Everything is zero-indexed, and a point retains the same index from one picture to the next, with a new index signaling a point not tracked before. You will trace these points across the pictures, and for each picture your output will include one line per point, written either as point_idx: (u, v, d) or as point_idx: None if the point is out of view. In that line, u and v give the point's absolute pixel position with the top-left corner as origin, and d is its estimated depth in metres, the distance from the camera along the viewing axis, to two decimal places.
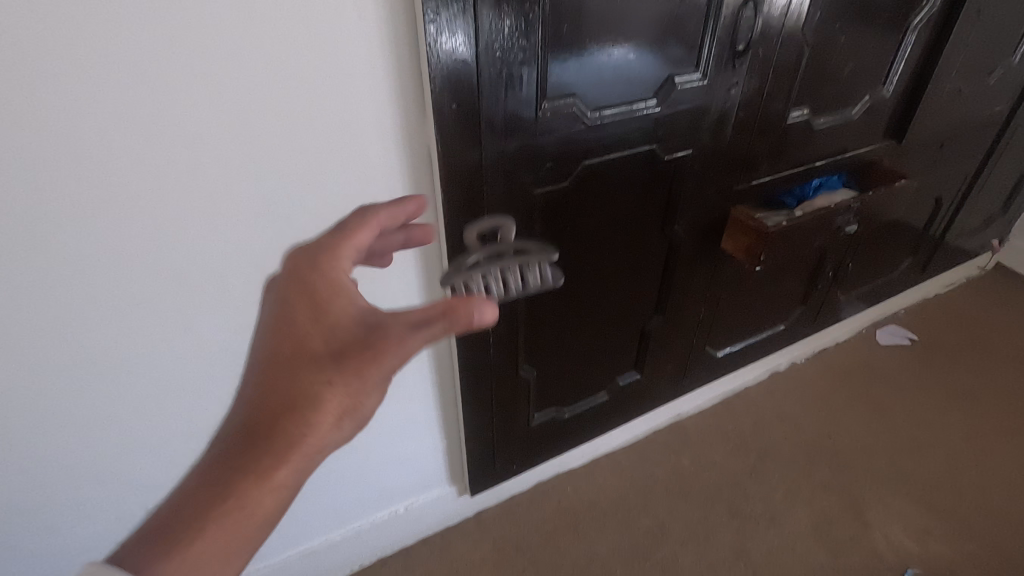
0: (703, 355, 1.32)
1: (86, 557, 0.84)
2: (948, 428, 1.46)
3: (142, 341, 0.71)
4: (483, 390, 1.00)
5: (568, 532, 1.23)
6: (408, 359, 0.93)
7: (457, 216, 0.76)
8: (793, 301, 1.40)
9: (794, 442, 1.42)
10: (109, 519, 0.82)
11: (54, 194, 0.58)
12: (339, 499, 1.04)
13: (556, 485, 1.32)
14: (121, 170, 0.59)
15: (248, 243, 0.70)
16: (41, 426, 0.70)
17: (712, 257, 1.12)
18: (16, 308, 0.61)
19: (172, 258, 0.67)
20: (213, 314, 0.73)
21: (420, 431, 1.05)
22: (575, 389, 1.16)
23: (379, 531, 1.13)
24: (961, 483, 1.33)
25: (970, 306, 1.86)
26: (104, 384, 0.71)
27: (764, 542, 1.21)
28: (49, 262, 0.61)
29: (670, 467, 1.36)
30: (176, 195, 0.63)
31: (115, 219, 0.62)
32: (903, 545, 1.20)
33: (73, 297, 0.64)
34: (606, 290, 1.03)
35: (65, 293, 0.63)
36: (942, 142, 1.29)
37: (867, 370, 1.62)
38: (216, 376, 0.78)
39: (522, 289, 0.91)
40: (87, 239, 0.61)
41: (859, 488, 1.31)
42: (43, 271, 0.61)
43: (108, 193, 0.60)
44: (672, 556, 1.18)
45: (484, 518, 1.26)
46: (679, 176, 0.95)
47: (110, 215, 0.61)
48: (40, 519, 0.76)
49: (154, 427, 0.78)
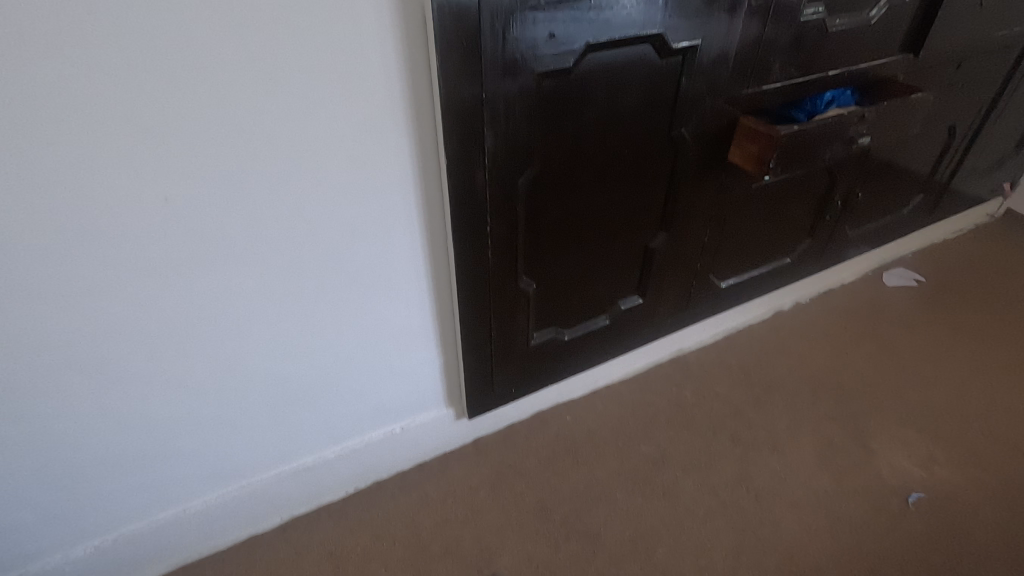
0: (708, 283, 1.29)
1: (74, 446, 0.83)
2: (953, 364, 1.43)
3: (124, 210, 0.68)
4: (481, 298, 0.98)
5: (567, 457, 1.22)
6: (403, 258, 0.92)
7: (455, 95, 0.75)
8: (801, 231, 1.36)
9: (797, 375, 1.40)
10: (101, 405, 0.81)
11: (33, 35, 0.55)
12: (334, 410, 1.03)
13: (555, 414, 1.31)
14: (103, 14, 0.57)
15: (237, 111, 0.68)
16: (33, 297, 0.69)
17: (718, 171, 1.09)
18: None
19: (156, 121, 0.65)
20: (199, 187, 0.71)
21: (415, 341, 1.04)
22: (577, 309, 1.13)
23: (375, 449, 1.13)
24: (966, 413, 1.31)
25: (981, 250, 1.82)
26: (94, 258, 0.70)
27: (765, 467, 1.20)
28: (33, 114, 0.59)
29: (671, 397, 1.35)
30: (161, 49, 0.61)
31: (99, 71, 0.60)
32: (907, 472, 1.19)
33: (60, 156, 0.62)
34: (608, 197, 1.00)
35: (51, 150, 0.62)
36: (959, 61, 1.24)
37: (873, 309, 1.59)
38: (203, 260, 0.76)
39: (521, 186, 0.89)
40: (72, 91, 0.59)
41: (862, 419, 1.30)
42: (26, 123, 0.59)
43: (90, 40, 0.58)
44: (673, 480, 1.17)
45: (483, 444, 1.25)
46: (686, 72, 0.90)
47: (94, 66, 0.59)
48: (25, 398, 0.75)
49: (139, 310, 0.76)
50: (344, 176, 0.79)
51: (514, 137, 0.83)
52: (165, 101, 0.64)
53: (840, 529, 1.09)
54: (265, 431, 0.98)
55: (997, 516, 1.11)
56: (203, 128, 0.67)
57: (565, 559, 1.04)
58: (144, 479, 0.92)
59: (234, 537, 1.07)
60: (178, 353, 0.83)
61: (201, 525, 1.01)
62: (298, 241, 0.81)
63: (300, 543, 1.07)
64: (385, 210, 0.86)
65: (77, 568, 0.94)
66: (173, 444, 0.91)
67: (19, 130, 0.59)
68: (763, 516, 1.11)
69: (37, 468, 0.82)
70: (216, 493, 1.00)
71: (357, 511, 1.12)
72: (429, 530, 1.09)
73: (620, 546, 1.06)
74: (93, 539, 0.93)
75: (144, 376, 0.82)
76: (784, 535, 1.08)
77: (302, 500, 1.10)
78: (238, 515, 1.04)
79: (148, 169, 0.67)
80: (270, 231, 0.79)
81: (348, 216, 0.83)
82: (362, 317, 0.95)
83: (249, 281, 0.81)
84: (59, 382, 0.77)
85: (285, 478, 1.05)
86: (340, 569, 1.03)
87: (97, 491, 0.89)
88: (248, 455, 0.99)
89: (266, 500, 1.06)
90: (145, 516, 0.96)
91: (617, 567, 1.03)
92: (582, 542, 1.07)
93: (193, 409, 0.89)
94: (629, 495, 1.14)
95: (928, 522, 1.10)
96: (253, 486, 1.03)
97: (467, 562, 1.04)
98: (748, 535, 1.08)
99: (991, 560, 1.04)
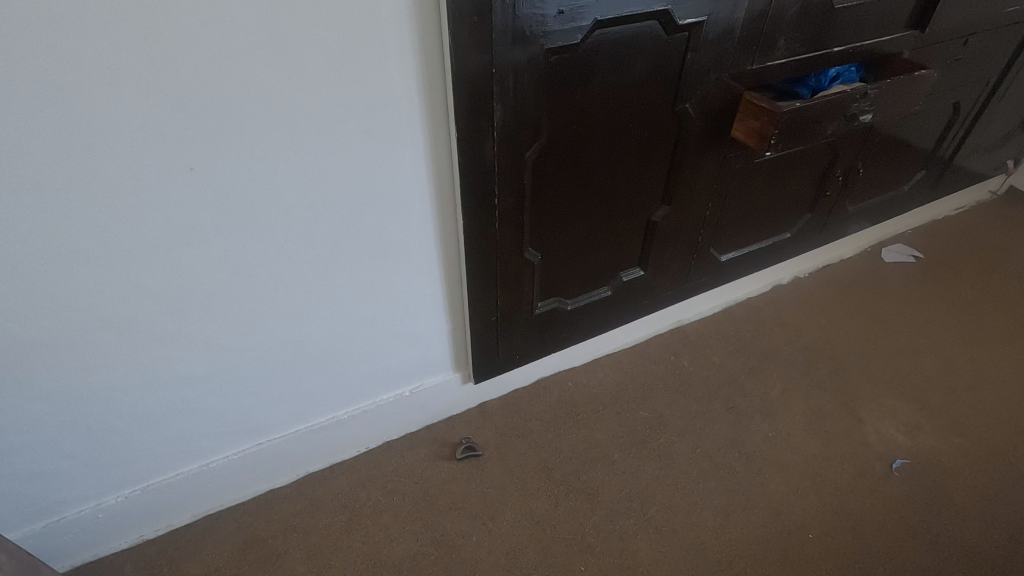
0: (708, 256, 1.32)
1: (104, 400, 0.88)
2: (945, 337, 1.48)
3: (147, 177, 0.72)
4: (488, 266, 1.02)
5: (567, 420, 1.28)
6: (414, 228, 0.96)
7: (466, 69, 0.78)
8: (801, 206, 1.39)
9: (792, 347, 1.45)
10: (129, 363, 0.86)
11: (69, 21, 0.58)
12: (347, 372, 1.09)
13: (558, 380, 1.37)
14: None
15: (259, 86, 0.71)
16: (70, 265, 0.74)
17: (721, 146, 1.11)
18: (32, 137, 0.63)
19: (177, 91, 0.67)
20: (218, 156, 0.74)
21: (424, 308, 1.09)
22: (580, 279, 1.17)
23: (385, 410, 1.18)
24: (953, 384, 1.36)
25: (981, 226, 1.84)
26: (127, 228, 0.74)
27: (757, 433, 1.25)
28: (71, 94, 0.63)
29: (670, 366, 1.40)
30: (186, 31, 0.63)
31: (130, 53, 0.63)
32: (894, 439, 1.24)
33: (94, 133, 0.66)
34: (613, 170, 1.03)
35: (85, 127, 0.65)
36: (966, 37, 1.24)
37: (870, 284, 1.63)
38: (221, 227, 0.80)
39: (528, 158, 0.91)
40: (105, 71, 0.63)
41: (853, 389, 1.35)
42: (64, 102, 0.63)
43: (120, 24, 0.60)
44: (668, 443, 1.23)
45: (487, 408, 1.31)
46: (692, 47, 0.92)
47: (126, 48, 0.62)
48: (57, 354, 0.80)
49: (161, 273, 0.80)
50: (358, 148, 0.82)
51: (521, 111, 0.85)
52: (189, 76, 0.67)
53: (825, 491, 1.15)
54: (280, 391, 1.03)
55: (976, 481, 1.16)
56: (222, 99, 0.70)
57: (564, 514, 1.11)
58: (169, 434, 0.97)
59: (252, 491, 1.13)
60: (204, 318, 0.88)
61: (222, 478, 1.08)
62: (315, 210, 0.85)
63: (314, 496, 1.14)
64: (397, 182, 0.89)
65: (108, 515, 1.00)
66: (195, 401, 0.96)
67: (58, 107, 0.63)
68: (753, 478, 1.17)
69: (72, 420, 0.87)
70: (236, 449, 1.07)
71: (368, 468, 1.19)
72: (437, 485, 1.16)
73: (617, 503, 1.12)
74: (123, 489, 1.00)
75: (167, 336, 0.87)
76: (772, 495, 1.14)
77: (316, 458, 1.17)
78: (257, 468, 1.11)
79: (170, 138, 0.70)
80: (285, 200, 0.82)
81: (360, 187, 0.86)
82: (373, 284, 0.99)
83: (267, 248, 0.85)
84: (89, 341, 0.81)
85: (301, 436, 1.11)
86: (353, 520, 1.10)
87: (126, 443, 0.95)
88: (266, 414, 1.05)
89: (283, 457, 1.12)
90: (171, 468, 1.02)
91: (613, 522, 1.09)
92: (581, 499, 1.13)
93: (214, 369, 0.94)
94: (626, 456, 1.20)
95: (910, 485, 1.16)
96: (270, 443, 1.09)
97: (472, 516, 1.10)
98: (738, 495, 1.14)
99: (967, 520, 1.10)
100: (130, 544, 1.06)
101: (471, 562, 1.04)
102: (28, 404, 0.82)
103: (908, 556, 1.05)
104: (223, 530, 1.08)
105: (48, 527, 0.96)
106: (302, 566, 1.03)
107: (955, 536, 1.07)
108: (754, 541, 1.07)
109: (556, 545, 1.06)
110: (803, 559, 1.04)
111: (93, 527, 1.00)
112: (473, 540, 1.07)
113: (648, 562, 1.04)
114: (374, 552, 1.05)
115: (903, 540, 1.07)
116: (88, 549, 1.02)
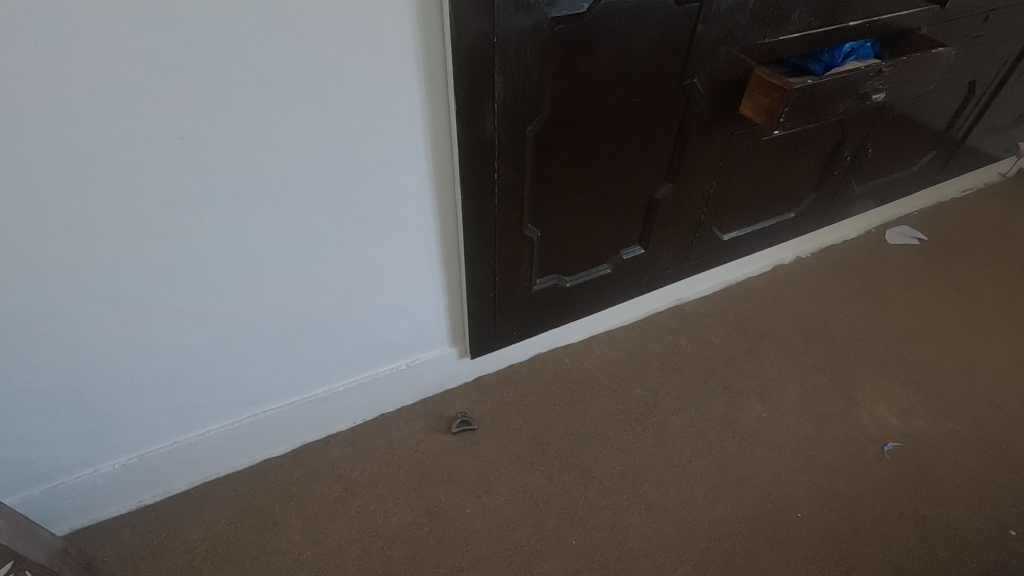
0: (709, 236, 1.30)
1: (100, 370, 0.88)
2: (944, 321, 1.47)
3: (141, 150, 0.70)
4: (486, 242, 1.01)
5: (562, 397, 1.28)
6: (412, 201, 0.94)
7: (466, 37, 0.74)
8: (807, 186, 1.36)
9: (790, 328, 1.44)
10: (124, 335, 0.86)
11: None
12: (341, 345, 1.08)
13: (555, 357, 1.37)
14: None
15: (253, 55, 0.68)
16: (61, 240, 0.73)
17: (728, 122, 1.08)
18: (22, 109, 0.62)
19: (168, 59, 0.65)
20: (213, 126, 0.72)
21: (420, 283, 1.08)
22: (579, 257, 1.16)
23: (382, 383, 1.19)
24: (949, 369, 1.35)
25: (987, 209, 1.81)
26: (121, 202, 0.73)
27: (751, 412, 1.26)
28: (59, 66, 0.61)
29: (667, 344, 1.40)
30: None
31: (120, 23, 0.60)
32: (888, 422, 1.24)
33: (84, 107, 0.64)
34: (615, 146, 1.00)
35: (76, 99, 0.63)
36: (987, 14, 1.19)
37: (872, 267, 1.61)
38: (215, 199, 0.78)
39: (529, 132, 0.89)
40: (95, 42, 0.61)
41: (849, 371, 1.35)
42: (54, 74, 0.61)
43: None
44: (662, 422, 1.23)
45: (483, 382, 1.32)
46: (702, 18, 0.88)
47: (114, 17, 0.60)
48: (51, 324, 0.79)
49: (154, 246, 0.79)
50: (356, 118, 0.80)
51: (523, 82, 0.83)
52: (182, 45, 0.64)
53: (818, 472, 1.16)
54: (276, 363, 1.03)
55: (968, 465, 1.17)
56: (212, 66, 0.67)
57: (557, 489, 1.12)
58: (164, 403, 0.98)
59: (250, 459, 1.14)
60: (198, 289, 0.87)
61: (220, 447, 1.09)
62: (310, 183, 0.83)
63: (310, 466, 1.15)
64: (394, 153, 0.86)
65: (107, 481, 1.02)
66: (190, 372, 0.96)
67: (47, 78, 0.61)
68: (746, 458, 1.18)
69: (66, 390, 0.87)
70: (234, 419, 1.07)
71: (364, 440, 1.19)
72: (432, 458, 1.17)
73: (609, 480, 1.13)
74: (121, 456, 1.01)
75: (160, 308, 0.86)
76: (763, 474, 1.15)
77: (312, 428, 1.17)
78: (253, 438, 1.11)
79: (162, 107, 0.68)
80: (282, 172, 0.80)
81: (359, 160, 0.85)
82: (368, 258, 0.98)
83: (262, 221, 0.84)
84: (82, 311, 0.80)
85: (296, 407, 1.12)
86: (348, 491, 1.11)
87: (122, 412, 0.95)
88: (262, 385, 1.05)
89: (278, 427, 1.13)
90: (168, 437, 1.03)
91: (604, 497, 1.11)
92: (574, 475, 1.14)
93: (209, 339, 0.93)
94: (620, 434, 1.21)
95: (900, 468, 1.17)
96: (267, 414, 1.09)
97: (466, 490, 1.12)
98: (730, 473, 1.15)
99: (954, 503, 1.11)
100: (129, 509, 1.07)
101: (464, 534, 1.05)
102: (24, 374, 0.82)
103: (894, 537, 1.06)
104: (220, 497, 1.10)
105: (47, 492, 0.97)
106: (297, 535, 1.04)
107: (942, 519, 1.09)
108: (744, 519, 1.08)
109: (548, 518, 1.07)
110: (791, 539, 1.05)
111: (92, 492, 1.01)
112: (466, 512, 1.08)
113: (639, 539, 1.05)
114: (369, 523, 1.06)
115: (890, 521, 1.09)
116: (88, 513, 1.04)
